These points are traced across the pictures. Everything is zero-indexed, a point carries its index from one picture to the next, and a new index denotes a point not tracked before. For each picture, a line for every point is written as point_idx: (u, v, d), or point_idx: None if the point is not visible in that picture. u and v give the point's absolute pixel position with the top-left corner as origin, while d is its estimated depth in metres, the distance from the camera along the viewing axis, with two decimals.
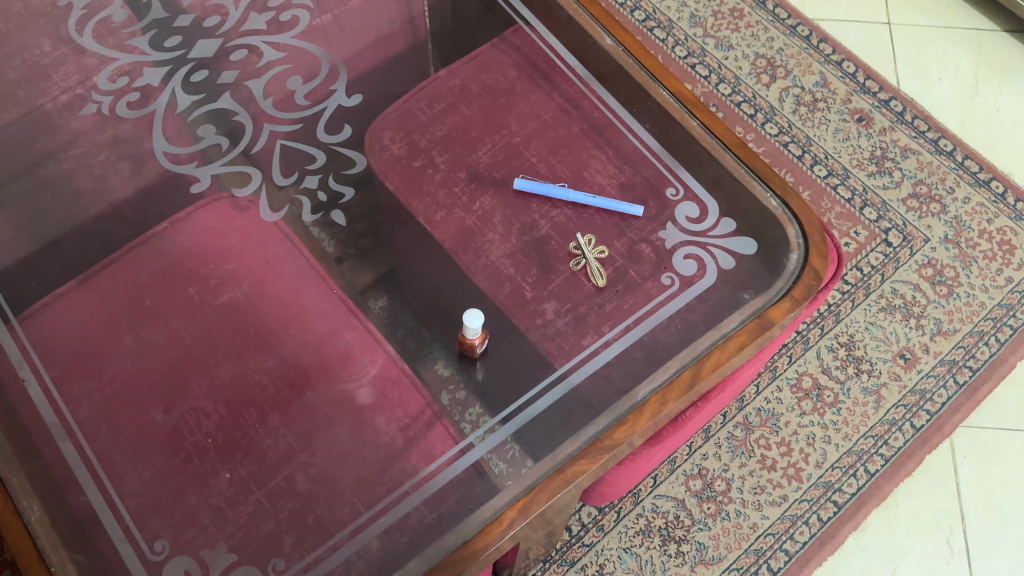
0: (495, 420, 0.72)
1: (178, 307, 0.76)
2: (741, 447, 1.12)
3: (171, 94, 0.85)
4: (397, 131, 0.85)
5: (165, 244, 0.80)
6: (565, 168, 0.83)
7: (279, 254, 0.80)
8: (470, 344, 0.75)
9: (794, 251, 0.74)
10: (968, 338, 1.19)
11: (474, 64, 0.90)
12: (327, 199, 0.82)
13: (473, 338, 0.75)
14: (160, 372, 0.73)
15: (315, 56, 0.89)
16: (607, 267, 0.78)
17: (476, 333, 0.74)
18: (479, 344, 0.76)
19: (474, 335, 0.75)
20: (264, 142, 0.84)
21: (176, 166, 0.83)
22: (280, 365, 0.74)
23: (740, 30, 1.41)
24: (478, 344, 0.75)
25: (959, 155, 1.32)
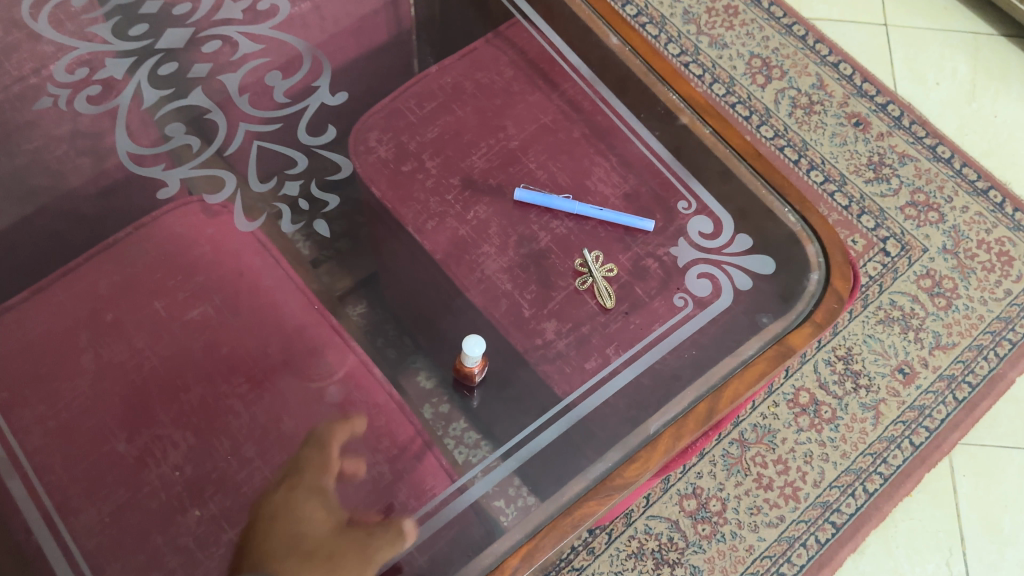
0: (497, 454, 0.67)
1: (143, 322, 0.69)
2: (736, 465, 1.07)
3: (137, 88, 0.77)
4: (383, 132, 0.78)
5: (129, 252, 0.72)
6: (566, 175, 0.77)
7: (254, 265, 0.73)
8: (469, 370, 0.69)
9: (815, 271, 0.70)
10: (967, 352, 1.15)
11: (467, 61, 0.83)
12: (309, 206, 0.75)
13: (473, 365, 0.68)
14: (122, 396, 0.66)
15: (295, 49, 0.81)
16: (614, 285, 0.72)
17: (475, 361, 0.68)
18: (478, 370, 0.70)
19: (474, 363, 0.68)
20: (239, 143, 0.76)
21: (141, 168, 0.75)
22: (255, 389, 0.67)
23: (735, 29, 1.36)
24: (478, 370, 0.69)
25: (957, 162, 1.28)
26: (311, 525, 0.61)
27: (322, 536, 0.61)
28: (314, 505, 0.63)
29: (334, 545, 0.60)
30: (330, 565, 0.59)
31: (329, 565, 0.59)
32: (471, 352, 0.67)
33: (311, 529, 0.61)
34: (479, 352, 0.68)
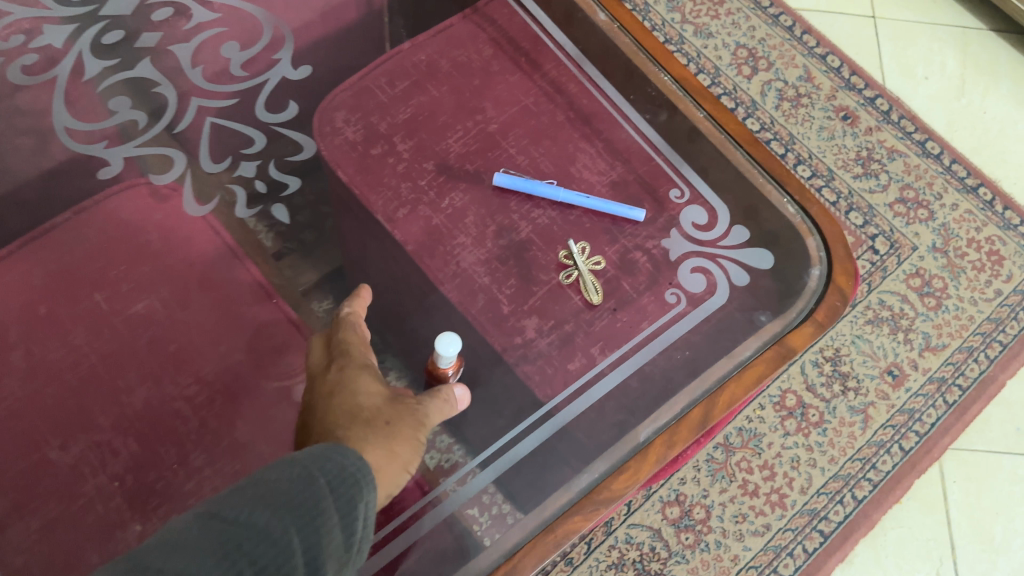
0: (475, 463, 0.61)
1: (81, 316, 0.62)
2: (721, 471, 1.03)
3: (78, 57, 0.71)
4: (352, 112, 0.72)
5: (66, 239, 0.65)
6: (549, 162, 0.72)
7: (206, 255, 0.66)
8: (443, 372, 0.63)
9: (816, 266, 0.66)
10: (957, 354, 1.12)
11: (442, 38, 0.77)
12: (267, 189, 0.70)
13: (447, 365, 0.62)
14: (57, 398, 0.59)
15: (256, 21, 0.75)
16: (602, 280, 0.67)
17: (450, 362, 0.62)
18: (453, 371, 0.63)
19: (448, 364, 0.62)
20: (191, 119, 0.71)
21: (83, 146, 0.68)
22: (206, 390, 0.61)
23: (720, 18, 1.31)
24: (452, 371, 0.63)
25: (946, 158, 1.25)
26: (369, 393, 0.55)
27: (382, 404, 0.55)
28: (361, 373, 0.57)
29: (390, 414, 0.54)
30: (398, 428, 0.53)
31: (389, 430, 0.53)
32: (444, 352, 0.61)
33: (372, 397, 0.55)
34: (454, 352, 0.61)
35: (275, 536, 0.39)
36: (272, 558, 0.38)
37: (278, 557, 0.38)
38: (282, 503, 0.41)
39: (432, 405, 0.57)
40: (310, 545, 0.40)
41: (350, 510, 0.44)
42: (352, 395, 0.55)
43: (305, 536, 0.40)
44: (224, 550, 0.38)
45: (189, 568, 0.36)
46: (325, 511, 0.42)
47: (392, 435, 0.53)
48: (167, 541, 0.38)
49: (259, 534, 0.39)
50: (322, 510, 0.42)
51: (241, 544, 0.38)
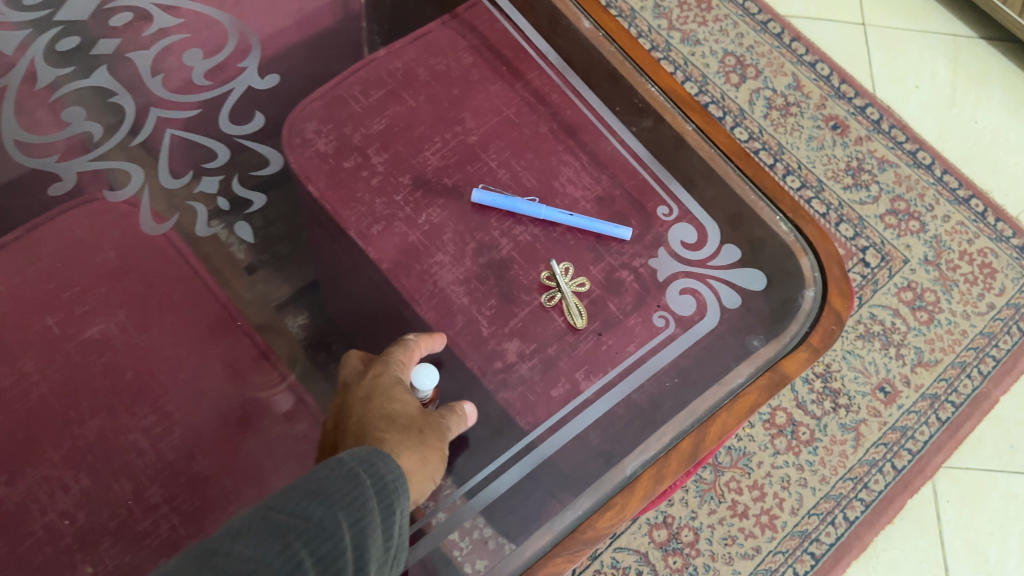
0: (461, 492, 0.58)
1: (31, 342, 0.58)
2: (710, 491, 1.00)
3: (30, 63, 0.67)
4: (323, 123, 0.69)
5: (17, 258, 0.61)
6: (531, 176, 0.69)
7: (166, 275, 0.62)
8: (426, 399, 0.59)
9: (810, 287, 0.62)
10: (950, 369, 1.09)
11: (420, 45, 0.74)
12: (230, 206, 0.66)
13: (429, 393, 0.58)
14: (4, 430, 0.56)
15: (222, 28, 0.71)
16: (586, 301, 0.64)
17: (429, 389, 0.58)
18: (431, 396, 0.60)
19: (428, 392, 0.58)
20: (150, 131, 0.67)
21: (33, 160, 0.64)
22: (164, 420, 0.58)
23: (708, 24, 1.28)
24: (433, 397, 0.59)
25: (938, 168, 1.22)
26: (403, 402, 0.54)
27: (413, 413, 0.54)
28: (392, 380, 0.56)
29: (422, 424, 0.54)
30: (429, 439, 0.53)
31: (422, 441, 0.52)
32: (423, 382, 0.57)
33: (404, 406, 0.54)
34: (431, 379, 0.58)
35: (329, 530, 0.39)
36: (326, 551, 0.39)
37: (331, 551, 0.39)
38: (334, 500, 0.41)
39: (456, 418, 0.57)
40: (358, 543, 0.40)
41: (391, 514, 0.44)
42: (385, 402, 0.54)
43: (355, 532, 0.41)
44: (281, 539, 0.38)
45: (252, 557, 0.37)
46: (371, 512, 0.42)
47: (424, 445, 0.52)
48: (227, 530, 0.39)
49: (314, 527, 0.39)
50: (368, 511, 0.42)
51: (295, 536, 0.39)
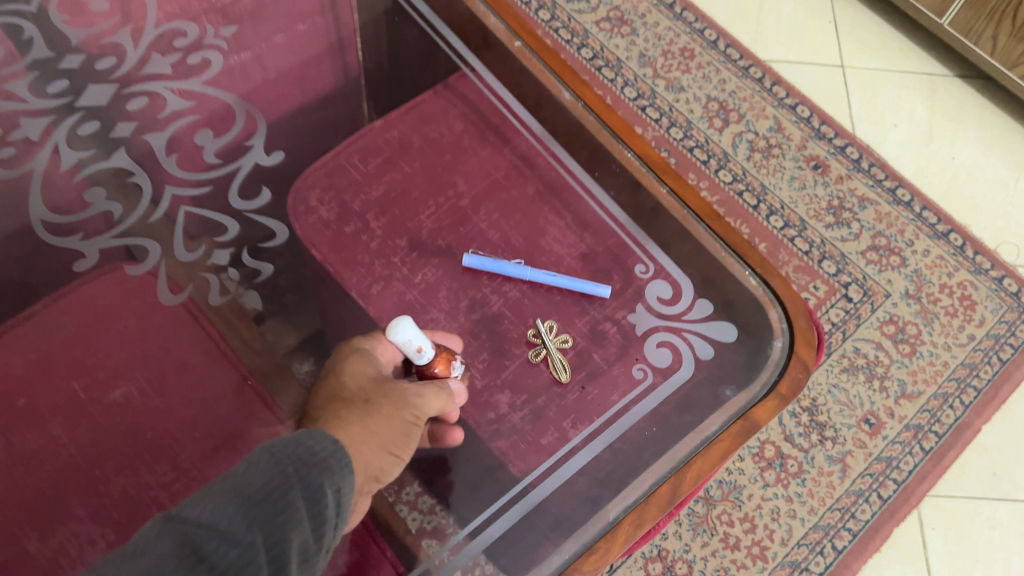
0: (464, 532, 0.63)
1: (59, 407, 0.63)
2: (702, 524, 1.04)
3: (53, 148, 0.72)
4: (325, 190, 0.74)
5: (45, 328, 0.66)
6: (519, 236, 0.74)
7: (183, 340, 0.67)
8: (444, 366, 0.63)
9: (778, 338, 0.65)
10: (933, 401, 1.13)
11: (415, 114, 0.79)
12: (240, 276, 0.72)
13: (423, 346, 0.60)
14: (36, 490, 0.60)
15: (227, 105, 0.77)
16: (569, 355, 0.68)
17: (423, 343, 0.60)
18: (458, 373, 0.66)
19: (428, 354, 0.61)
20: (165, 208, 0.73)
21: (58, 239, 0.69)
22: (180, 476, 0.62)
23: (691, 71, 1.33)
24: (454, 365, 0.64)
25: (917, 205, 1.27)
26: (352, 375, 0.57)
27: (367, 384, 0.57)
28: (348, 356, 0.59)
29: (372, 393, 0.56)
30: (376, 405, 0.55)
31: (366, 406, 0.55)
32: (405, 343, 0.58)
33: (356, 378, 0.57)
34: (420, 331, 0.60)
35: (235, 537, 0.40)
36: (232, 559, 0.39)
37: (239, 558, 0.39)
38: (248, 498, 0.42)
39: (428, 389, 0.59)
40: (275, 544, 0.41)
41: (320, 498, 0.44)
42: (335, 378, 0.58)
43: (269, 534, 0.41)
44: (181, 551, 0.38)
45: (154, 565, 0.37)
46: (294, 503, 0.43)
47: (369, 411, 0.54)
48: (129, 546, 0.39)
49: (219, 535, 0.39)
50: (290, 506, 0.43)
51: (201, 548, 0.39)
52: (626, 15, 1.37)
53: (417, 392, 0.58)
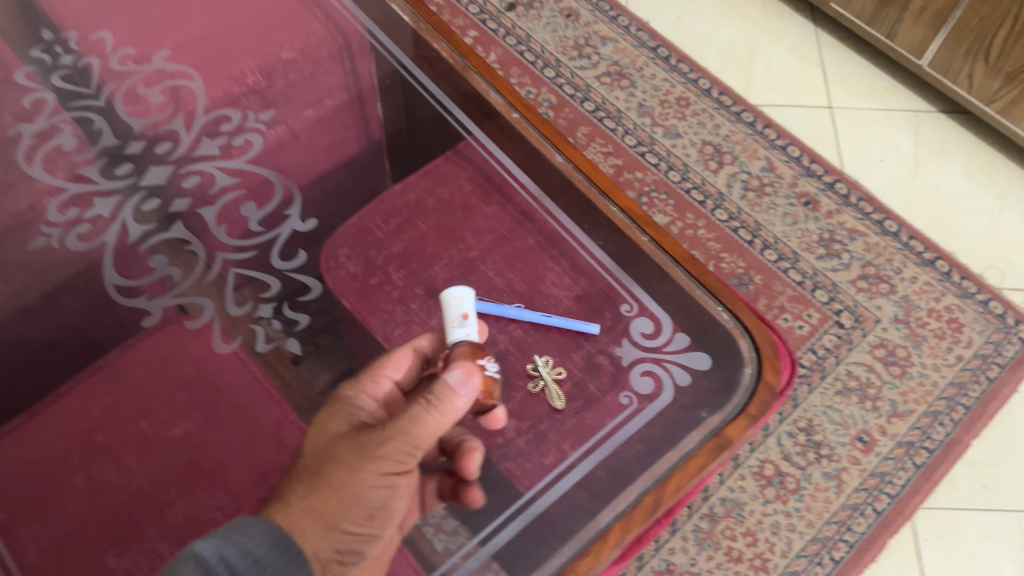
0: (475, 540, 0.71)
1: (130, 442, 0.74)
2: (707, 539, 1.12)
3: (122, 225, 0.84)
4: (352, 248, 0.86)
5: (117, 375, 0.78)
6: (521, 282, 0.84)
7: (234, 382, 0.78)
8: (475, 352, 0.67)
9: (748, 364, 0.76)
10: (923, 419, 1.21)
11: (428, 178, 0.91)
12: (282, 326, 0.82)
13: (469, 314, 0.68)
14: (112, 513, 0.70)
15: (268, 182, 0.89)
16: (566, 385, 0.78)
17: (469, 314, 0.68)
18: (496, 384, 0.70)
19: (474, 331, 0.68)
20: (218, 271, 0.84)
21: (128, 300, 0.81)
22: (234, 501, 0.72)
23: (687, 119, 1.44)
24: (489, 358, 0.68)
25: (904, 235, 1.36)
26: (317, 441, 0.64)
27: (326, 450, 0.63)
28: (322, 423, 0.66)
29: (325, 460, 0.62)
30: (325, 475, 0.60)
31: (314, 480, 0.61)
32: (450, 300, 0.68)
33: (321, 443, 0.64)
34: (473, 307, 0.69)
35: None
36: None
37: None
38: None
39: (400, 425, 0.61)
40: None
41: None
42: (306, 448, 0.65)
43: None
44: None
45: None
46: None
47: (317, 484, 0.60)
48: None
49: None
50: None
51: None
52: (626, 69, 1.49)
53: (378, 439, 0.61)
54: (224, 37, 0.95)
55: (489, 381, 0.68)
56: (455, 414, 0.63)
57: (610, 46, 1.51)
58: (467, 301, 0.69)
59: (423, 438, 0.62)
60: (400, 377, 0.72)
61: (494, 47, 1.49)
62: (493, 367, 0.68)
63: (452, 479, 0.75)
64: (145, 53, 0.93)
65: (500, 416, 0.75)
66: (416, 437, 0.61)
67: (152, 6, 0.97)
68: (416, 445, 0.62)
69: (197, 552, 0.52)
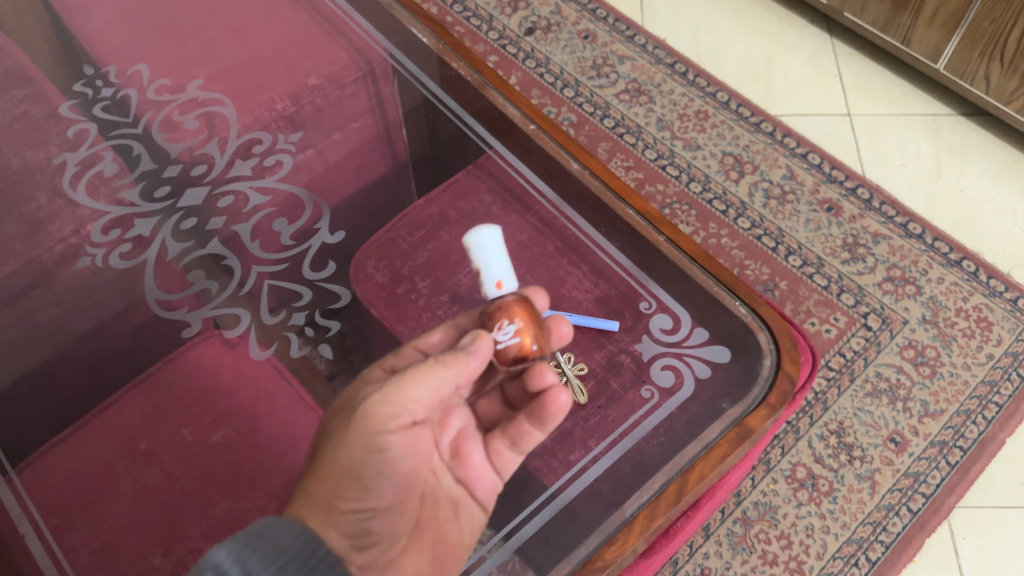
0: (499, 536, 0.73)
1: (173, 449, 0.77)
2: (741, 543, 1.11)
3: (162, 242, 0.89)
4: (380, 260, 0.89)
5: (160, 386, 0.81)
6: (543, 286, 0.86)
7: (270, 389, 0.81)
8: (488, 319, 0.67)
9: (767, 356, 0.78)
10: (956, 418, 1.20)
11: (451, 191, 0.94)
12: (314, 332, 0.85)
13: (481, 267, 0.70)
14: (158, 515, 0.74)
15: (299, 198, 0.93)
16: (588, 382, 0.80)
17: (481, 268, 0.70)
18: (536, 344, 0.67)
19: (496, 279, 0.70)
20: (253, 283, 0.88)
21: (169, 312, 0.85)
22: (271, 499, 0.75)
23: (706, 131, 1.46)
24: (502, 322, 0.66)
25: (929, 237, 1.36)
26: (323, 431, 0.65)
27: (328, 434, 0.64)
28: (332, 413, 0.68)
29: (322, 447, 0.62)
30: (322, 460, 0.61)
31: (313, 468, 0.61)
32: (469, 248, 0.71)
33: (327, 428, 0.65)
34: (488, 255, 0.70)
35: None
36: None
37: None
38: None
39: (390, 383, 0.62)
40: None
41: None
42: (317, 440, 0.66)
43: None
44: None
45: None
46: None
47: (316, 472, 0.60)
48: None
49: None
50: None
51: None
52: (644, 86, 1.52)
53: (366, 403, 0.61)
54: (254, 65, 1.00)
55: (504, 349, 0.66)
56: (470, 374, 0.64)
57: (628, 64, 1.55)
58: (477, 253, 0.70)
59: (412, 392, 0.61)
60: (428, 345, 0.72)
61: (514, 71, 1.54)
62: (512, 329, 0.66)
63: (522, 418, 0.68)
64: (180, 84, 0.99)
65: (547, 375, 0.66)
66: (406, 388, 0.61)
67: (185, 40, 1.02)
68: (411, 398, 0.61)
69: (213, 561, 0.51)
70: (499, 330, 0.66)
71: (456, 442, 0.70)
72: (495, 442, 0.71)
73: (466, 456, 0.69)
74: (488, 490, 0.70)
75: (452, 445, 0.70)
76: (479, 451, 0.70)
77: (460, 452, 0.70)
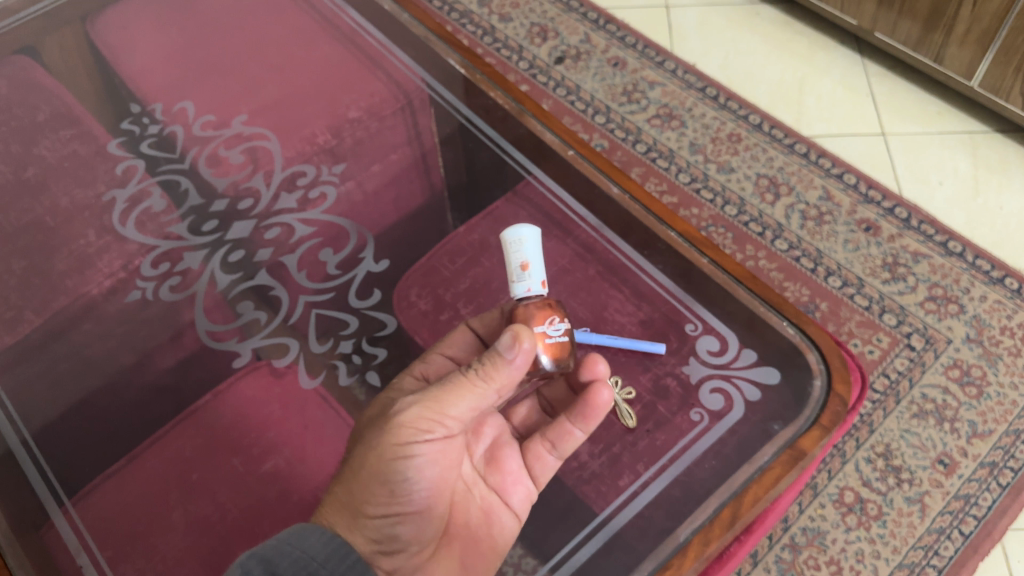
0: (545, 569, 0.73)
1: (223, 479, 0.78)
2: (790, 570, 1.09)
3: (211, 275, 0.91)
4: (422, 288, 0.90)
5: (209, 417, 0.82)
6: (586, 310, 0.86)
7: (318, 418, 0.82)
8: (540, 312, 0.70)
9: (817, 377, 0.78)
10: (1005, 438, 1.18)
11: (491, 218, 0.95)
12: (361, 361, 0.86)
13: (527, 262, 0.70)
14: (210, 545, 0.74)
15: (343, 229, 0.95)
16: (636, 406, 0.80)
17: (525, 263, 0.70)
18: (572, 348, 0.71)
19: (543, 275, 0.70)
20: (300, 313, 0.88)
21: (218, 344, 0.87)
22: None
23: (740, 153, 1.47)
24: (555, 318, 0.70)
25: (970, 255, 1.34)
26: (361, 426, 0.66)
27: (364, 431, 0.65)
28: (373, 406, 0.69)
29: (356, 448, 0.64)
30: (354, 462, 0.62)
31: (345, 468, 0.63)
32: (513, 243, 0.71)
33: (365, 422, 0.66)
34: (533, 252, 0.71)
35: None
36: None
37: None
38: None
39: (429, 393, 0.62)
40: None
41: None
42: (356, 434, 0.67)
43: None
44: None
45: None
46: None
47: (348, 473, 0.62)
48: None
49: None
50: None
51: None
52: (675, 111, 1.52)
53: (400, 409, 0.62)
54: (296, 100, 1.02)
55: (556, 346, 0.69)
56: (510, 380, 0.63)
57: (658, 90, 1.55)
58: (525, 249, 0.70)
59: (447, 405, 0.61)
60: (454, 351, 0.76)
61: (546, 100, 1.55)
62: (561, 327, 0.70)
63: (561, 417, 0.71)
64: (225, 119, 1.01)
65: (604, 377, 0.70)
66: (443, 402, 0.61)
67: (228, 77, 1.04)
68: (450, 412, 0.62)
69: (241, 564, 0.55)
70: (551, 323, 0.69)
71: (492, 450, 0.72)
72: (535, 447, 0.73)
73: (500, 461, 0.71)
74: (521, 497, 0.72)
75: (489, 452, 0.72)
76: (515, 457, 0.72)
77: (496, 458, 0.72)
